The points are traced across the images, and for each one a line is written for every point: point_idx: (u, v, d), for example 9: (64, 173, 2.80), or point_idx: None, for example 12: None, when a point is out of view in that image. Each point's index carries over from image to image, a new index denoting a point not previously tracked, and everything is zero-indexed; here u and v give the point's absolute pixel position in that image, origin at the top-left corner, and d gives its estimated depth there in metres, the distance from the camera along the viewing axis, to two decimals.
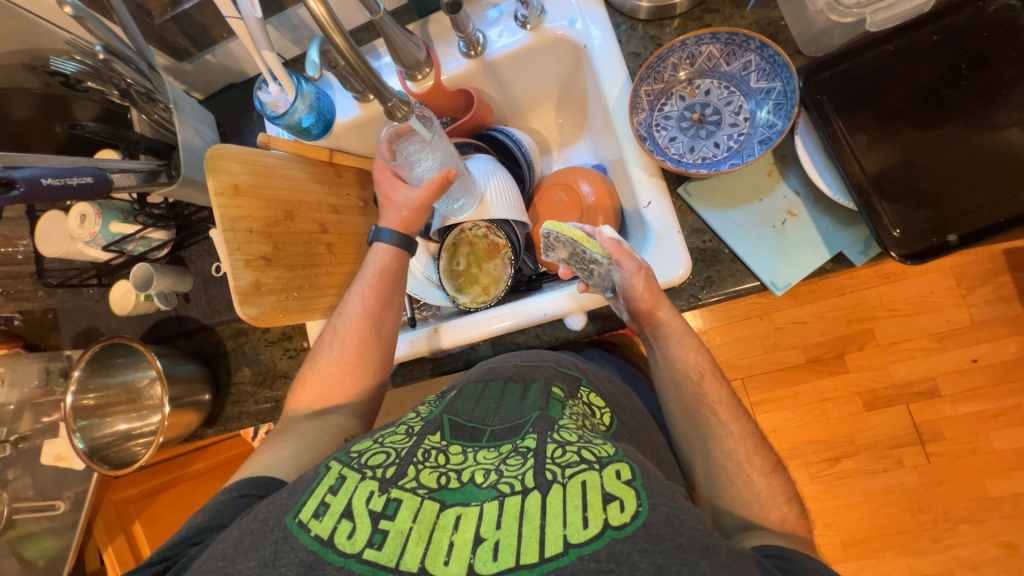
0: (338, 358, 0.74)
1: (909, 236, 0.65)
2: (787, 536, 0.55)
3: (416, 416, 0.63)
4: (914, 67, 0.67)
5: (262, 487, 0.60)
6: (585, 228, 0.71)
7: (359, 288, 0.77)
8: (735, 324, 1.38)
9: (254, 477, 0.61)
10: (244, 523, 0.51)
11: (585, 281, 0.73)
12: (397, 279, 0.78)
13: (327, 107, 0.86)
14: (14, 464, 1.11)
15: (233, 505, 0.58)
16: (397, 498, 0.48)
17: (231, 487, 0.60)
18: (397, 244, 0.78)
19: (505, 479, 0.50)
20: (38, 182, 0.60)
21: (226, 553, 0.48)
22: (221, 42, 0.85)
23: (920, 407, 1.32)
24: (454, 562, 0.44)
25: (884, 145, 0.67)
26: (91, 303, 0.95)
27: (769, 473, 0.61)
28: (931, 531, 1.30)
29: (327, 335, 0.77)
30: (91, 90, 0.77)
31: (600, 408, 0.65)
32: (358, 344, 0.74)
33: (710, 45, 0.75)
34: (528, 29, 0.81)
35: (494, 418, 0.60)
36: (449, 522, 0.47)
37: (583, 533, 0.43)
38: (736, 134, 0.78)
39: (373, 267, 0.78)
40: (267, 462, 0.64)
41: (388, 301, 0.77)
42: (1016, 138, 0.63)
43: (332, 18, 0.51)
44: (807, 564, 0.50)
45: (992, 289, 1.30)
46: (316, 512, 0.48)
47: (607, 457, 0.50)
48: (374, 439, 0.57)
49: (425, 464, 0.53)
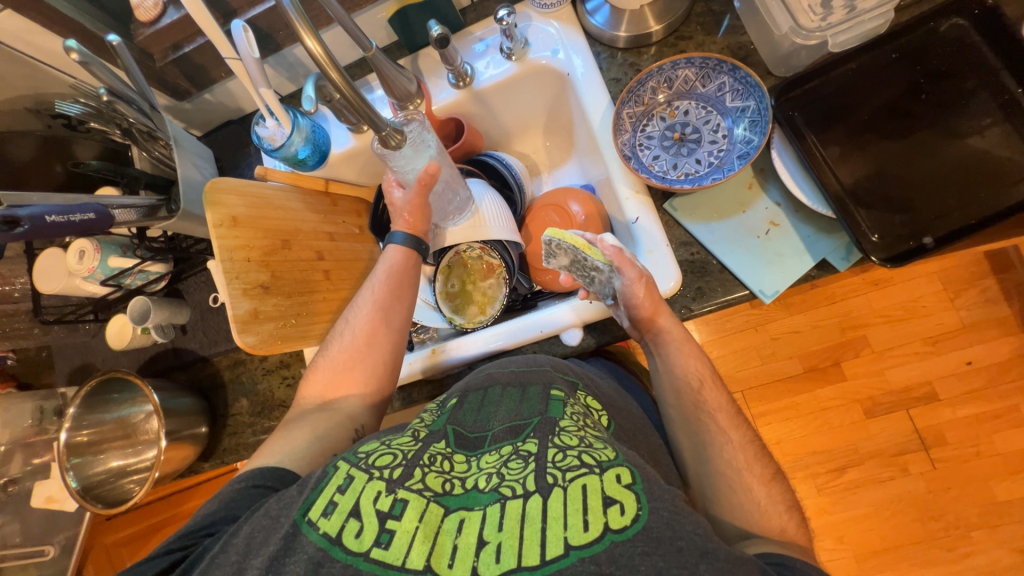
0: (350, 346, 0.73)
1: (886, 241, 0.67)
2: (788, 545, 0.55)
3: (421, 422, 0.63)
4: (877, 83, 0.71)
5: (275, 480, 0.59)
6: (585, 235, 0.73)
7: (371, 283, 0.77)
8: (731, 336, 1.40)
9: (268, 468, 0.60)
10: (255, 519, 0.51)
11: (586, 288, 0.75)
12: (412, 276, 0.78)
13: (323, 139, 0.89)
14: (3, 509, 1.07)
15: (246, 497, 0.57)
16: (404, 498, 0.48)
17: (243, 477, 0.59)
18: (409, 246, 0.78)
19: (506, 482, 0.50)
20: (43, 220, 0.61)
21: (240, 550, 0.49)
22: (219, 81, 0.88)
23: (919, 412, 1.33)
24: (458, 565, 0.44)
25: (855, 156, 0.71)
26: (87, 339, 0.95)
27: (769, 480, 0.61)
28: (944, 539, 1.28)
29: (339, 325, 0.77)
30: (92, 130, 0.80)
31: (598, 410, 0.65)
32: (369, 332, 0.73)
33: (686, 69, 0.79)
34: (513, 59, 0.85)
35: (496, 424, 0.60)
36: (452, 525, 0.47)
37: (583, 536, 0.43)
38: (716, 150, 0.81)
39: (385, 265, 0.78)
40: (278, 453, 0.63)
41: (404, 297, 0.76)
42: (980, 145, 0.67)
43: (327, 54, 0.54)
44: (807, 570, 0.50)
45: (978, 291, 1.33)
46: (325, 511, 0.48)
47: (607, 461, 0.50)
48: (380, 441, 0.57)
49: (430, 468, 0.53)
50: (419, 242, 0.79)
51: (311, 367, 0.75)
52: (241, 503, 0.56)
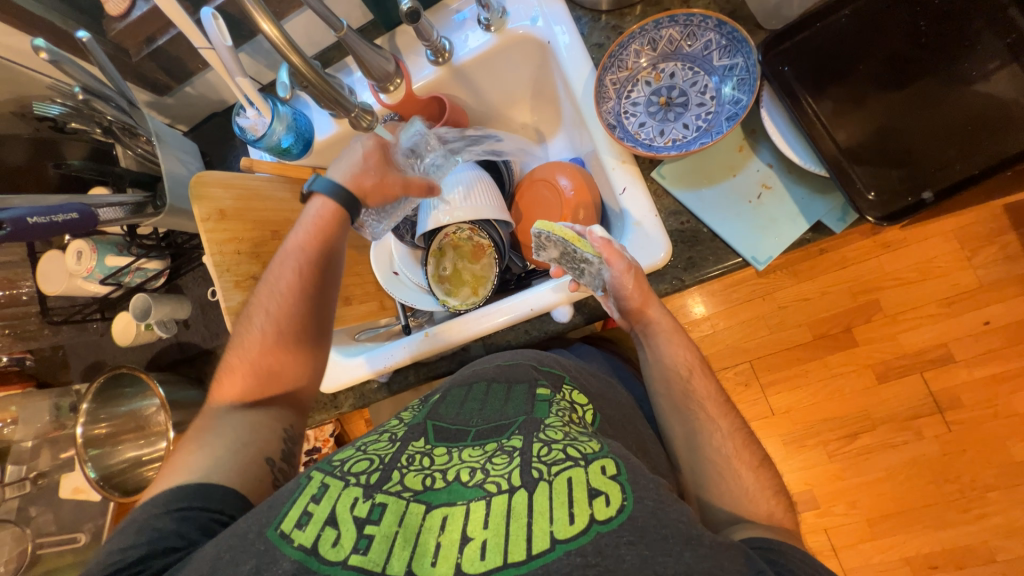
0: (270, 337, 0.69)
1: (883, 198, 0.64)
2: (774, 528, 0.55)
3: (400, 422, 0.64)
4: (877, 29, 0.66)
5: (202, 497, 0.56)
6: (574, 228, 0.72)
7: (290, 253, 0.71)
8: (739, 306, 1.37)
9: (191, 486, 0.57)
10: (217, 541, 0.50)
11: (576, 281, 0.72)
12: (339, 242, 0.73)
13: (305, 127, 0.88)
14: (36, 500, 1.13)
15: (178, 521, 0.54)
16: (382, 502, 0.50)
17: (165, 500, 0.56)
18: (338, 202, 0.73)
19: (491, 478, 0.51)
20: (25, 222, 0.62)
21: (203, 571, 0.47)
22: (198, 73, 0.87)
23: (934, 375, 1.30)
24: (441, 563, 0.45)
25: (852, 114, 0.67)
26: (97, 337, 0.97)
27: (756, 466, 0.61)
28: (958, 502, 1.27)
29: (255, 313, 0.70)
30: (79, 132, 0.80)
31: (584, 405, 0.66)
32: (297, 321, 0.70)
33: (670, 29, 0.76)
34: (492, 31, 0.82)
35: (478, 419, 0.62)
36: (435, 523, 0.48)
37: (569, 529, 0.45)
38: (704, 113, 0.78)
39: (303, 228, 0.72)
40: (202, 466, 0.59)
41: (330, 273, 0.73)
42: (988, 92, 0.62)
43: (286, 40, 0.57)
44: (794, 554, 0.50)
45: (998, 249, 1.28)
46: (298, 522, 0.49)
47: (592, 453, 0.52)
48: (356, 447, 0.59)
49: (410, 468, 0.54)
50: (348, 199, 0.74)
51: (222, 371, 0.70)
52: (172, 533, 0.53)
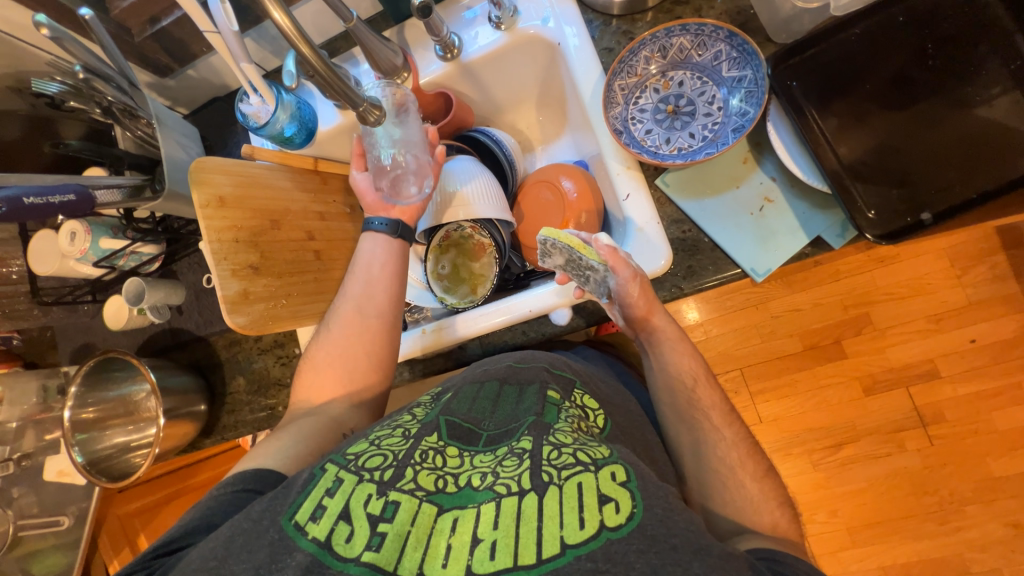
0: (336, 352, 0.73)
1: (883, 217, 0.65)
2: (775, 538, 0.56)
3: (413, 417, 0.63)
4: (886, 49, 0.67)
5: (258, 481, 0.60)
6: (580, 235, 0.71)
7: (356, 275, 0.76)
8: (731, 315, 1.38)
9: (250, 471, 0.61)
10: (236, 520, 0.52)
11: (581, 287, 0.73)
12: (399, 273, 0.77)
13: (309, 116, 0.87)
14: (18, 482, 1.11)
15: (225, 501, 0.57)
16: (396, 500, 0.50)
17: (223, 480, 0.60)
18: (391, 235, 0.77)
19: (502, 480, 0.51)
20: (21, 202, 0.62)
21: (217, 553, 0.49)
22: (201, 56, 0.86)
23: (921, 390, 1.32)
24: (452, 565, 0.46)
25: (859, 132, 0.67)
26: (87, 319, 0.96)
27: (759, 477, 0.62)
28: (938, 514, 1.29)
29: (320, 330, 0.75)
30: (77, 110, 0.78)
31: (594, 410, 0.66)
32: (352, 333, 0.73)
33: (681, 37, 0.76)
34: (502, 29, 0.81)
35: (489, 421, 0.61)
36: (447, 525, 0.48)
37: (579, 534, 0.46)
38: (710, 123, 0.78)
39: (367, 257, 0.77)
40: (262, 457, 0.64)
41: (394, 295, 0.76)
42: (990, 116, 0.64)
43: (297, 30, 0.56)
44: (794, 566, 0.52)
45: (988, 268, 1.30)
46: (313, 515, 0.49)
47: (602, 459, 0.52)
48: (370, 440, 0.58)
49: (423, 465, 0.54)
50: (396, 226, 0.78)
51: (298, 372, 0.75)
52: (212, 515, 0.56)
